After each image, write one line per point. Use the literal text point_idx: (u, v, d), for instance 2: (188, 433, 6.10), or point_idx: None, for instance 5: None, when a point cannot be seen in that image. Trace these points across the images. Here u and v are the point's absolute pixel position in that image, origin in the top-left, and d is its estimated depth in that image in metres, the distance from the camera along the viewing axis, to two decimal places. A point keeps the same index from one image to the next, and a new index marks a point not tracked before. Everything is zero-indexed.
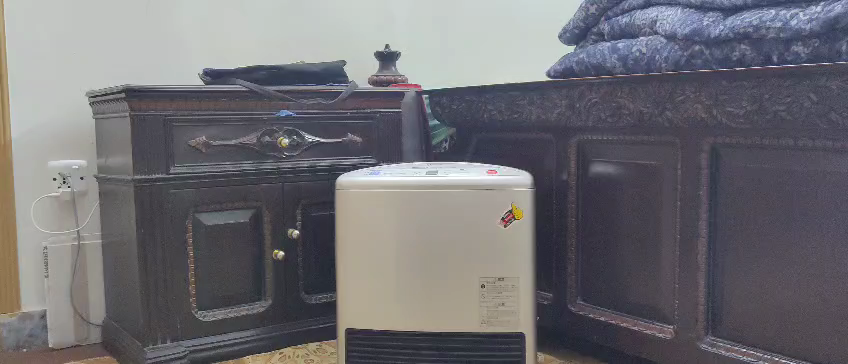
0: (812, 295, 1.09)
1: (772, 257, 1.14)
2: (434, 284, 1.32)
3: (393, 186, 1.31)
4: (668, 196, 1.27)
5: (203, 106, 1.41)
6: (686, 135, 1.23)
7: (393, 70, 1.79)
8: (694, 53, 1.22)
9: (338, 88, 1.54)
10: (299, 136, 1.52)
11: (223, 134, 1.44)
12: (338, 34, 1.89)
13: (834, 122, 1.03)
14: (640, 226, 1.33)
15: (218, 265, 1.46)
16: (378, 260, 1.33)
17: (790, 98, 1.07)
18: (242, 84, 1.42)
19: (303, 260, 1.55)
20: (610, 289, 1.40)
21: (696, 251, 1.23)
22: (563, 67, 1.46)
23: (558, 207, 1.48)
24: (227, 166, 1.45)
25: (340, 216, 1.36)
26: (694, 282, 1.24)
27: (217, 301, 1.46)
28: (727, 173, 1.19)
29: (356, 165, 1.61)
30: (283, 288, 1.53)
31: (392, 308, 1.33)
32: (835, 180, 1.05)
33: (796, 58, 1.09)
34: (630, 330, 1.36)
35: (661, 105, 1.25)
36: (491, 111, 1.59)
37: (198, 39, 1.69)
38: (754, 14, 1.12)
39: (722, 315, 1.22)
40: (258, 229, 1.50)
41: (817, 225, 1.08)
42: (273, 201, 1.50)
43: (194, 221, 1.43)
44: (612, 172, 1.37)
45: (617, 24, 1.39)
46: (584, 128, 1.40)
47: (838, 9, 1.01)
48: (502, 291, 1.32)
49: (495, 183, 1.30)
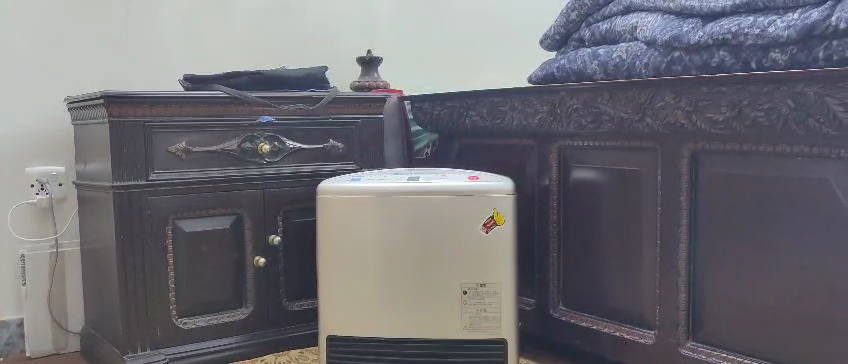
0: (788, 302, 1.09)
1: (749, 263, 1.14)
2: (417, 290, 1.31)
3: (373, 192, 1.31)
4: (648, 202, 1.27)
5: (184, 111, 1.40)
6: (667, 142, 1.23)
7: (377, 75, 1.79)
8: (674, 59, 1.21)
9: (319, 93, 1.54)
10: (281, 142, 1.52)
11: (204, 141, 1.43)
12: (321, 41, 1.89)
13: (811, 129, 1.03)
14: (620, 232, 1.33)
15: (200, 272, 1.45)
16: (361, 265, 1.32)
17: (768, 105, 1.07)
18: (222, 90, 1.42)
19: (285, 266, 1.55)
20: (593, 295, 1.40)
21: (677, 256, 1.23)
22: (544, 73, 1.46)
23: (541, 212, 1.48)
24: (207, 172, 1.44)
25: (323, 221, 1.35)
26: (674, 288, 1.24)
27: (197, 308, 1.45)
28: (705, 179, 1.19)
29: (337, 171, 1.61)
30: (264, 295, 1.52)
31: (376, 316, 1.32)
32: (811, 186, 1.05)
33: (774, 65, 1.08)
34: (612, 337, 1.36)
35: (641, 111, 1.25)
36: (473, 117, 1.59)
37: (179, 45, 1.68)
38: (732, 20, 1.12)
39: (702, 321, 1.22)
40: (239, 236, 1.49)
41: (793, 231, 1.07)
42: (254, 207, 1.50)
43: (175, 227, 1.42)
44: (595, 177, 1.37)
45: (598, 30, 1.40)
46: (566, 134, 1.40)
47: (814, 16, 1.01)
48: (484, 297, 1.32)
49: (477, 188, 1.30)
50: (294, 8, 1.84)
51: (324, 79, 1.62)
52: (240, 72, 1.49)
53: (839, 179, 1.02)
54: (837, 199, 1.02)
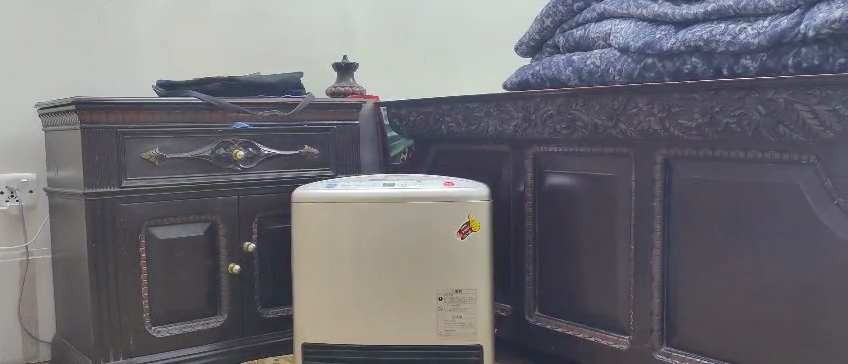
0: (760, 307, 1.10)
1: (721, 269, 1.15)
2: (392, 297, 1.31)
3: (348, 198, 1.30)
4: (622, 208, 1.28)
5: (157, 117, 1.39)
6: (640, 148, 1.24)
7: (352, 81, 1.79)
8: (647, 66, 1.22)
9: (293, 99, 1.53)
10: (255, 148, 1.51)
11: (177, 147, 1.42)
12: (296, 47, 1.88)
13: (782, 135, 1.04)
14: (595, 237, 1.33)
15: (173, 279, 1.43)
16: (336, 272, 1.32)
17: (740, 111, 1.08)
18: (196, 96, 1.41)
19: (260, 272, 1.54)
20: (567, 300, 1.40)
21: (652, 261, 1.23)
22: (519, 80, 1.46)
23: (517, 218, 1.49)
24: (181, 178, 1.43)
25: (298, 228, 1.34)
26: (649, 294, 1.25)
27: (171, 316, 1.44)
28: (679, 185, 1.20)
29: (312, 177, 1.60)
30: (239, 302, 1.51)
31: (351, 323, 1.32)
32: (781, 191, 1.06)
33: (746, 71, 1.09)
34: (587, 342, 1.36)
35: (615, 117, 1.25)
36: (449, 124, 1.59)
37: (152, 51, 1.67)
38: (704, 28, 1.13)
39: (675, 326, 1.23)
40: (213, 242, 1.48)
41: (765, 237, 1.08)
42: (228, 213, 1.49)
43: (148, 234, 1.40)
44: (569, 183, 1.37)
45: (572, 37, 1.40)
46: (541, 140, 1.40)
47: (784, 23, 1.02)
48: (459, 303, 1.32)
49: (453, 195, 1.30)
50: (268, 15, 1.83)
51: (299, 85, 1.61)
52: (213, 78, 1.48)
53: (810, 185, 1.03)
54: (807, 205, 1.03)
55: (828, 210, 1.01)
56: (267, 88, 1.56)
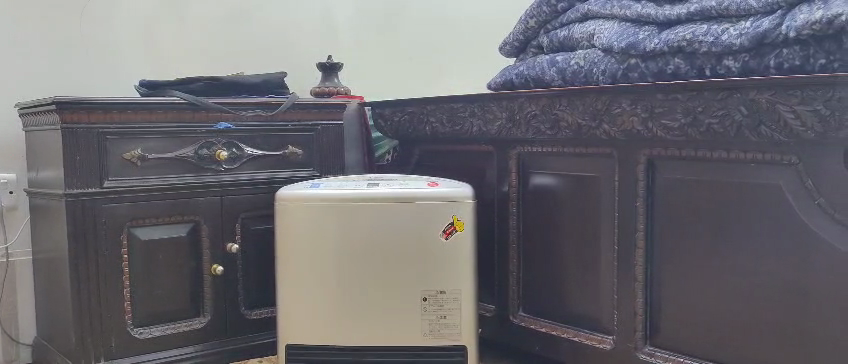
0: (741, 307, 1.11)
1: (705, 269, 1.15)
2: (377, 298, 1.30)
3: (332, 199, 1.29)
4: (606, 209, 1.28)
5: (138, 117, 1.38)
6: (624, 148, 1.24)
7: (336, 81, 1.78)
8: (630, 66, 1.22)
9: (277, 100, 1.53)
10: (238, 148, 1.50)
11: (159, 148, 1.41)
12: (279, 47, 1.88)
13: (764, 135, 1.04)
14: (579, 237, 1.33)
15: (156, 281, 1.42)
16: (320, 273, 1.31)
17: (722, 111, 1.08)
18: (179, 95, 1.40)
19: (243, 273, 1.53)
20: (552, 300, 1.40)
21: (635, 262, 1.24)
22: (503, 80, 1.47)
23: (501, 218, 1.49)
24: (163, 179, 1.42)
25: (281, 229, 1.33)
26: (632, 294, 1.25)
27: (153, 317, 1.43)
28: (662, 185, 1.20)
29: (297, 177, 1.59)
30: (222, 303, 1.51)
31: (335, 324, 1.31)
32: (763, 191, 1.06)
33: (728, 72, 1.10)
34: (571, 342, 1.36)
35: (598, 117, 1.25)
36: (433, 124, 1.58)
37: (134, 51, 1.66)
38: (687, 28, 1.13)
39: (658, 326, 1.23)
40: (195, 243, 1.47)
41: (747, 237, 1.09)
42: (211, 214, 1.48)
43: (130, 234, 1.39)
44: (553, 184, 1.37)
45: (556, 37, 1.40)
46: (525, 140, 1.40)
47: (766, 24, 1.03)
48: (444, 303, 1.32)
49: (437, 195, 1.30)
50: (251, 14, 1.83)
51: (282, 85, 1.60)
52: (197, 77, 1.47)
53: (791, 186, 1.03)
54: (788, 205, 1.04)
55: (809, 211, 1.02)
56: (251, 88, 1.55)
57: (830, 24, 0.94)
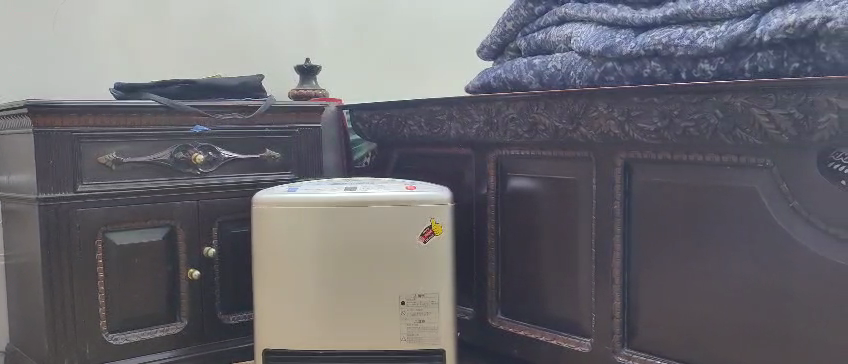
0: (717, 309, 1.11)
1: (682, 271, 1.15)
2: (354, 302, 1.30)
3: (309, 202, 1.29)
4: (584, 212, 1.28)
5: (113, 121, 1.36)
6: (601, 151, 1.24)
7: (314, 84, 1.78)
8: (607, 69, 1.22)
9: (254, 102, 1.52)
10: (215, 151, 1.49)
11: (134, 151, 1.39)
12: (257, 50, 1.87)
13: (739, 139, 1.05)
14: (556, 240, 1.33)
15: (131, 286, 1.41)
16: (297, 277, 1.30)
17: (698, 115, 1.08)
18: (154, 98, 1.39)
19: (220, 277, 1.52)
20: (530, 303, 1.40)
21: (612, 265, 1.24)
22: (481, 83, 1.47)
23: (479, 221, 1.49)
24: (139, 183, 1.40)
25: (258, 231, 1.32)
26: (610, 297, 1.25)
27: (128, 323, 1.41)
28: (638, 188, 1.20)
29: (274, 181, 1.59)
30: (200, 307, 1.49)
31: (312, 329, 1.30)
32: (739, 194, 1.07)
33: (704, 75, 1.10)
34: (549, 345, 1.36)
35: (575, 121, 1.25)
36: (411, 127, 1.58)
37: (107, 53, 1.65)
38: (663, 32, 1.14)
39: (636, 329, 1.23)
40: (172, 248, 1.46)
41: (723, 240, 1.09)
42: (188, 219, 1.47)
43: (105, 239, 1.38)
44: (531, 187, 1.37)
45: (533, 40, 1.40)
46: (503, 143, 1.41)
47: (740, 28, 1.03)
48: (422, 307, 1.31)
49: (414, 198, 1.30)
50: (228, 15, 1.82)
51: (259, 88, 1.59)
52: (173, 80, 1.46)
53: (765, 188, 1.04)
54: (763, 208, 1.04)
55: (783, 214, 1.02)
56: (228, 91, 1.54)
57: (803, 29, 0.95)
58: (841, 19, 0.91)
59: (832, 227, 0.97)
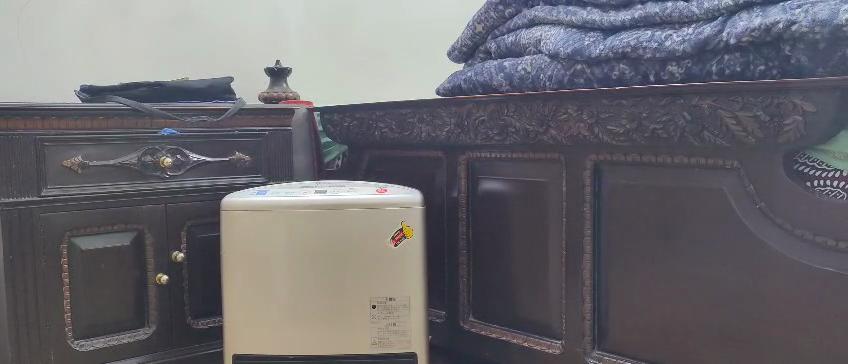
0: (685, 310, 1.12)
1: (651, 272, 1.15)
2: (325, 306, 1.29)
3: (279, 206, 1.27)
4: (553, 213, 1.29)
5: (78, 124, 1.34)
6: (570, 153, 1.25)
7: (285, 86, 1.77)
8: (576, 72, 1.22)
9: (223, 105, 1.51)
10: (183, 155, 1.48)
11: (101, 154, 1.37)
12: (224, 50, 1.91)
13: (707, 140, 1.05)
14: (527, 241, 1.34)
15: (97, 292, 1.39)
16: (267, 282, 1.29)
17: (666, 117, 1.08)
18: (121, 101, 1.37)
19: (189, 282, 1.51)
20: (502, 306, 1.40)
21: (581, 266, 1.24)
22: (451, 85, 1.46)
23: (450, 224, 1.49)
24: (105, 186, 1.39)
25: (227, 236, 1.30)
26: (580, 298, 1.25)
27: (95, 329, 1.39)
28: (608, 190, 1.21)
29: (244, 184, 1.57)
30: (168, 312, 1.48)
31: (282, 334, 1.29)
32: (706, 196, 1.07)
33: (672, 78, 1.10)
34: (521, 347, 1.37)
35: (545, 123, 1.25)
36: (382, 129, 1.57)
37: (72, 55, 1.66)
38: (631, 34, 1.14)
39: (606, 330, 1.24)
40: (139, 252, 1.44)
41: (691, 241, 1.10)
42: (155, 223, 1.45)
43: (70, 245, 1.35)
44: (502, 189, 1.37)
45: (503, 43, 1.40)
46: (473, 145, 1.40)
47: (707, 31, 1.03)
48: (393, 311, 1.31)
49: (385, 201, 1.29)
50: (195, 16, 1.84)
51: (228, 90, 1.58)
52: (139, 82, 1.44)
53: (732, 190, 1.05)
54: (731, 209, 1.05)
55: (750, 215, 1.03)
56: (196, 93, 1.53)
57: (768, 32, 0.96)
58: (805, 22, 0.92)
59: (798, 228, 0.98)
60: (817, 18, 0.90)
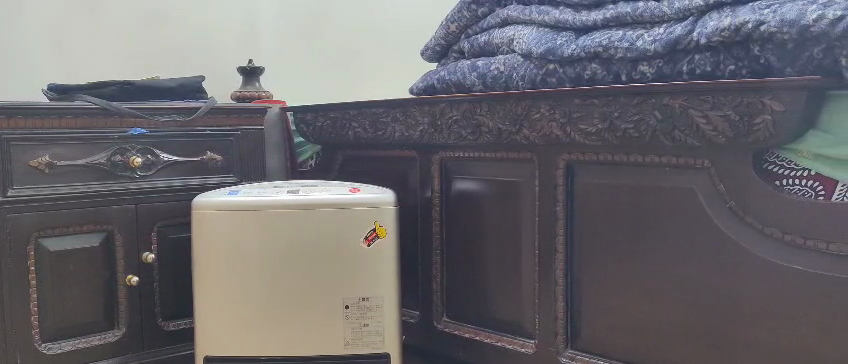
0: (658, 308, 1.12)
1: (624, 271, 1.16)
2: (298, 306, 1.28)
3: (250, 206, 1.26)
4: (526, 212, 1.29)
5: (46, 124, 1.32)
6: (543, 153, 1.24)
7: (258, 86, 1.76)
8: (549, 71, 1.22)
9: (194, 105, 1.49)
10: (154, 154, 1.46)
11: (70, 154, 1.35)
12: (196, 49, 1.89)
13: (677, 140, 1.06)
14: (501, 241, 1.33)
15: (66, 294, 1.36)
16: (239, 284, 1.27)
17: (638, 117, 1.09)
18: (89, 100, 1.35)
19: (160, 284, 1.49)
20: (476, 305, 1.40)
21: (554, 266, 1.24)
22: (425, 85, 1.46)
23: (424, 224, 1.49)
24: (74, 186, 1.37)
25: (198, 237, 1.29)
26: (552, 298, 1.25)
27: (63, 331, 1.37)
28: (580, 190, 1.21)
29: (215, 184, 1.56)
30: (138, 314, 1.46)
31: (254, 336, 1.28)
32: (678, 195, 1.08)
33: (643, 77, 1.11)
34: (495, 347, 1.37)
35: (518, 123, 1.25)
36: (355, 129, 1.56)
37: (43, 55, 1.67)
38: (603, 34, 1.14)
39: (579, 330, 1.24)
40: (109, 253, 1.42)
41: (662, 240, 1.10)
42: (125, 223, 1.44)
43: (38, 246, 1.33)
44: (475, 189, 1.37)
45: (477, 42, 1.40)
46: (447, 145, 1.40)
47: (678, 31, 1.04)
48: (366, 311, 1.30)
49: (358, 201, 1.29)
50: (167, 15, 1.84)
51: (199, 90, 1.57)
52: (109, 81, 1.42)
53: (703, 189, 1.05)
54: (702, 209, 1.05)
55: (721, 215, 1.03)
56: (167, 92, 1.51)
57: (738, 32, 0.96)
58: (773, 22, 0.92)
59: (767, 226, 0.99)
60: (785, 18, 0.91)
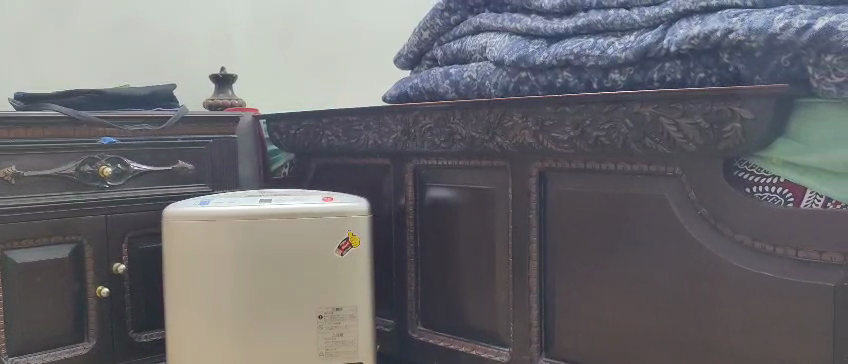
0: (630, 315, 1.12)
1: (597, 278, 1.16)
2: (271, 317, 1.26)
3: (221, 216, 1.24)
4: (499, 219, 1.28)
5: (13, 134, 1.29)
6: (516, 160, 1.24)
7: (231, 93, 1.75)
8: (521, 79, 1.22)
9: (166, 113, 1.48)
10: (124, 164, 1.44)
11: (37, 165, 1.33)
12: (168, 56, 1.88)
13: (648, 147, 1.06)
14: (475, 247, 1.33)
15: (33, 306, 1.34)
16: (209, 294, 1.25)
17: (610, 125, 1.09)
18: (56, 109, 1.34)
19: (130, 295, 1.47)
20: (450, 313, 1.40)
21: (528, 273, 1.24)
22: (398, 92, 1.45)
23: (397, 232, 1.48)
24: (41, 197, 1.34)
25: (169, 246, 1.26)
26: (526, 305, 1.25)
27: (30, 345, 1.34)
28: (552, 197, 1.21)
29: (187, 194, 1.54)
30: (108, 326, 1.44)
31: (224, 348, 1.25)
32: (649, 203, 1.08)
33: (614, 85, 1.11)
34: (469, 355, 1.36)
35: (491, 131, 1.25)
36: (328, 137, 1.55)
37: (19, 61, 1.65)
38: (574, 42, 1.14)
39: (553, 337, 1.24)
40: (77, 264, 1.40)
41: (634, 248, 1.10)
42: (95, 234, 1.42)
43: (5, 260, 1.31)
44: (449, 196, 1.37)
45: (450, 50, 1.40)
46: (420, 153, 1.39)
47: (648, 38, 1.04)
48: (339, 321, 1.30)
49: (332, 210, 1.28)
50: (141, 22, 1.83)
51: (171, 98, 1.56)
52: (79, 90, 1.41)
53: (674, 197, 1.05)
54: (672, 216, 1.05)
55: (692, 222, 1.04)
56: (138, 101, 1.50)
57: (707, 39, 0.96)
58: (742, 30, 0.92)
59: (738, 234, 0.99)
60: (752, 26, 0.91)
